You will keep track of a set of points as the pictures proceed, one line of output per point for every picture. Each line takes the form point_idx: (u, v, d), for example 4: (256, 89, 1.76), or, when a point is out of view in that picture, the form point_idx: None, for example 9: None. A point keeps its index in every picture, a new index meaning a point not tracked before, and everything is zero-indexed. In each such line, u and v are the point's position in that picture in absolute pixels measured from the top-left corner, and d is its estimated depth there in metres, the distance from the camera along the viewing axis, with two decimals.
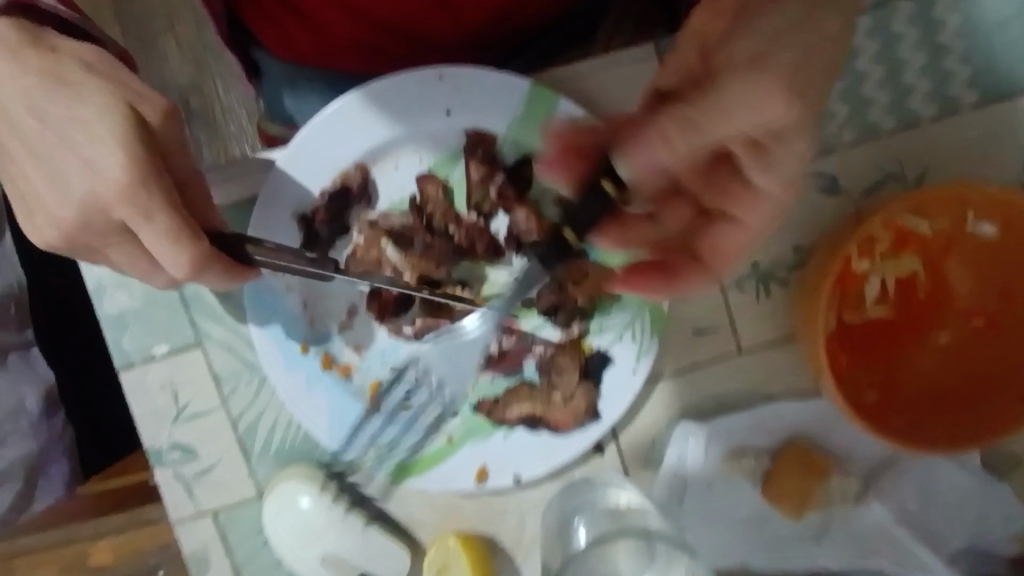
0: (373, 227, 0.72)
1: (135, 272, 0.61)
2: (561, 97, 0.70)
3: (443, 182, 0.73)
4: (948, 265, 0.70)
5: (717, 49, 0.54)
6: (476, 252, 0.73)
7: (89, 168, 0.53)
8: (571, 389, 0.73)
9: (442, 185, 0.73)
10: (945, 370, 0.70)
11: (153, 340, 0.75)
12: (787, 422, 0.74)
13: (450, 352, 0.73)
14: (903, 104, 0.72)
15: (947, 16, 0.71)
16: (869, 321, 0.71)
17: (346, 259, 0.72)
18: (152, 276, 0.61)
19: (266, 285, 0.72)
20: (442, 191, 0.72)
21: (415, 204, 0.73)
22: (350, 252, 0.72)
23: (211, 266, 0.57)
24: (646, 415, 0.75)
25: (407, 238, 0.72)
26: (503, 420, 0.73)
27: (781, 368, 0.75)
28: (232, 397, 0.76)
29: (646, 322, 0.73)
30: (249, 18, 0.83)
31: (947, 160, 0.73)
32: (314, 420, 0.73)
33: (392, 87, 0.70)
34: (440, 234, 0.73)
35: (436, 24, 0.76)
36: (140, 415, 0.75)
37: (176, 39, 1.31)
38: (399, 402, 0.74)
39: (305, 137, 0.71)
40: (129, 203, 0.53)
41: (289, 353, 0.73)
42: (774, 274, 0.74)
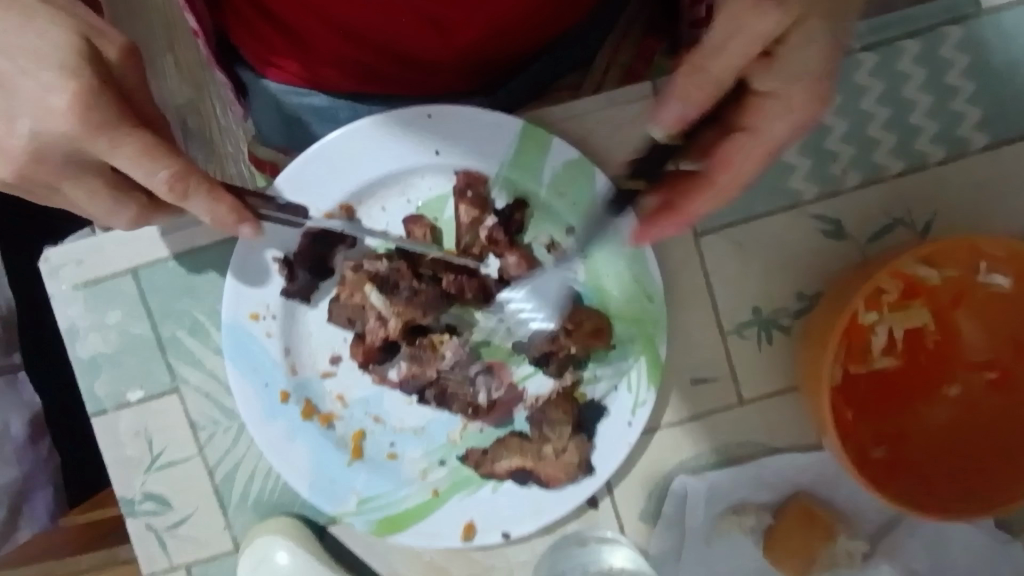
0: (357, 272, 0.70)
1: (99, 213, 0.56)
2: (554, 138, 0.67)
3: (431, 224, 0.70)
4: (959, 317, 0.66)
5: None
6: (465, 297, 0.70)
7: (40, 101, 0.47)
8: (563, 441, 0.69)
9: (430, 227, 0.70)
10: (955, 425, 0.67)
11: (127, 386, 0.72)
12: (789, 476, 0.70)
13: (436, 402, 0.71)
14: (911, 146, 0.69)
15: (957, 58, 0.69)
16: (875, 372, 0.68)
17: (330, 303, 0.70)
18: (119, 213, 0.56)
19: (244, 329, 0.69)
20: (430, 233, 0.70)
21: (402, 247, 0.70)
22: (334, 296, 0.70)
23: (196, 191, 0.53)
24: (641, 470, 0.72)
25: (393, 282, 0.69)
26: (492, 473, 0.70)
27: (784, 421, 0.71)
28: (208, 445, 0.72)
29: (642, 371, 0.69)
30: (235, 34, 0.81)
31: (955, 207, 0.70)
32: (291, 473, 0.69)
33: (378, 127, 0.67)
34: (428, 278, 0.70)
35: (426, 43, 0.73)
36: (112, 463, 0.72)
37: (174, 59, 1.21)
38: (383, 453, 0.71)
39: (284, 177, 0.67)
40: (90, 124, 0.47)
41: (267, 402, 0.69)
42: (776, 320, 0.71)
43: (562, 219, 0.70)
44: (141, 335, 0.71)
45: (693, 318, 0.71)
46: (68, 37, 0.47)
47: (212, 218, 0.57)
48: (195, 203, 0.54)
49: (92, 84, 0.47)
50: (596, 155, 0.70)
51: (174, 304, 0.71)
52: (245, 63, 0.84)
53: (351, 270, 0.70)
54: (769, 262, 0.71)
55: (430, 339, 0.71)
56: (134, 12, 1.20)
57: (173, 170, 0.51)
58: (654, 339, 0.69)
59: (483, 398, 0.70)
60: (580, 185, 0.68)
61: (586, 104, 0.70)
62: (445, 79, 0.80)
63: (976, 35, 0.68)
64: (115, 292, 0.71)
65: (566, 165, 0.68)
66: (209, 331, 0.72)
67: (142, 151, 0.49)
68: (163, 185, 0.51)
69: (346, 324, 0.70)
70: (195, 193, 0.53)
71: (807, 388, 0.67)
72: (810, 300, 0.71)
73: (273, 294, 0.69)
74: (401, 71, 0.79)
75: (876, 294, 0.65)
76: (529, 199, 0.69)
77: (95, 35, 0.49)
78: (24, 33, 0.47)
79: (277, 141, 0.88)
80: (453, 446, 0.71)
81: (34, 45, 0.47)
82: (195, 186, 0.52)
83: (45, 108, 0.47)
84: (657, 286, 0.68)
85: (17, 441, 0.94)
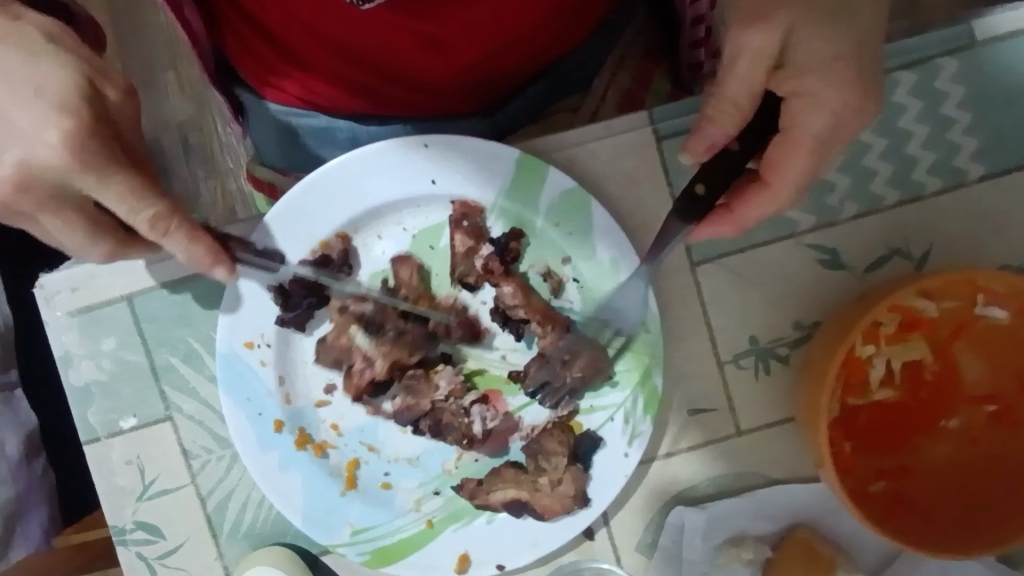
0: (344, 313, 0.70)
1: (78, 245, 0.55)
2: (550, 168, 0.67)
3: (418, 265, 0.70)
4: (958, 350, 0.66)
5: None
6: (453, 337, 0.70)
7: (32, 139, 0.47)
8: (559, 473, 0.68)
9: (417, 269, 0.70)
10: (955, 458, 0.67)
11: (120, 414, 0.71)
12: (787, 507, 0.70)
13: (431, 433, 0.70)
14: (908, 176, 0.69)
15: (953, 88, 0.69)
16: (874, 405, 0.67)
17: (317, 342, 0.70)
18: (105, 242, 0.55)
19: (237, 357, 0.68)
20: (417, 273, 0.69)
21: (389, 287, 0.70)
22: (324, 334, 0.70)
23: (175, 229, 0.54)
24: (637, 500, 0.71)
25: (379, 323, 0.70)
26: (487, 504, 0.69)
27: (782, 451, 0.71)
28: (201, 473, 0.71)
29: (639, 402, 0.69)
30: (233, 55, 0.81)
31: (953, 238, 0.70)
32: (284, 505, 0.68)
33: (374, 155, 0.67)
34: (414, 318, 0.70)
35: (424, 63, 0.74)
36: (103, 491, 0.71)
37: (177, 76, 1.22)
38: (377, 483, 0.70)
39: (281, 206, 0.67)
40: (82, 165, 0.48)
41: (260, 432, 0.69)
42: (774, 350, 0.71)
43: (558, 248, 0.70)
44: (135, 362, 0.71)
45: (690, 347, 0.71)
46: (62, 74, 0.48)
47: (188, 257, 0.58)
48: (175, 243, 0.55)
49: (85, 120, 0.48)
50: (592, 184, 0.70)
51: (169, 331, 0.71)
52: (243, 84, 0.84)
53: (336, 312, 0.70)
54: (767, 291, 0.70)
55: (421, 373, 0.71)
56: (138, 32, 1.21)
57: (156, 213, 0.53)
58: (651, 370, 0.68)
59: (478, 428, 0.70)
60: (577, 214, 0.68)
61: (582, 133, 0.70)
62: (443, 101, 0.80)
63: (974, 66, 0.68)
64: (110, 319, 0.71)
65: (562, 195, 0.68)
66: (203, 359, 0.71)
67: (131, 194, 0.51)
68: (145, 223, 0.53)
69: (333, 364, 0.70)
70: (173, 234, 0.55)
71: (804, 420, 0.66)
72: (808, 330, 0.71)
73: (268, 322, 0.69)
74: (399, 92, 0.79)
75: (873, 327, 0.65)
76: (525, 229, 0.70)
77: (90, 68, 0.49)
78: (18, 67, 0.47)
79: (276, 161, 0.88)
80: (448, 476, 0.70)
81: (29, 81, 0.47)
82: (178, 227, 0.54)
83: (37, 136, 0.47)
84: (654, 317, 0.68)
85: (11, 461, 0.93)
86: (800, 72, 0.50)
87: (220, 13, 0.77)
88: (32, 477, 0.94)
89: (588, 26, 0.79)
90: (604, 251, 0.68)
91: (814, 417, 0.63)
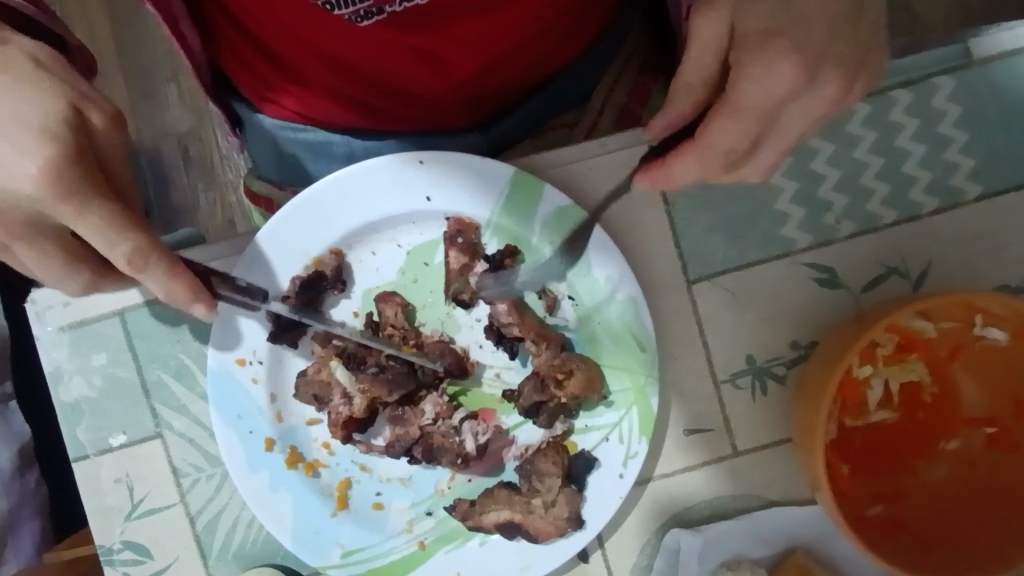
0: (326, 348, 0.69)
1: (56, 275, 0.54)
2: (545, 185, 0.67)
3: (402, 303, 0.69)
4: (957, 371, 0.65)
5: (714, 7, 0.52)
6: (439, 377, 0.69)
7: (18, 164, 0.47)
8: (553, 495, 0.67)
9: (401, 307, 0.69)
10: (954, 480, 0.66)
11: (110, 431, 0.70)
12: (784, 531, 0.69)
13: (425, 460, 0.68)
14: (904, 196, 0.69)
15: (949, 108, 0.69)
16: (872, 426, 0.66)
17: (295, 381, 0.69)
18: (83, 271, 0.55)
19: (228, 374, 0.68)
20: (402, 312, 0.69)
21: (373, 322, 0.70)
22: (301, 372, 0.70)
23: (154, 266, 0.51)
24: (633, 522, 0.70)
25: (360, 359, 0.70)
26: (479, 526, 0.67)
27: (779, 472, 0.70)
28: (190, 492, 0.70)
29: (634, 422, 0.68)
30: (230, 71, 0.81)
31: (951, 257, 0.69)
32: (273, 525, 0.67)
33: (369, 172, 0.67)
34: (398, 356, 0.71)
35: (421, 78, 0.74)
36: (91, 510, 0.70)
37: (178, 89, 1.22)
38: (369, 504, 0.69)
39: (274, 223, 0.67)
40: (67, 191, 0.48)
41: (250, 451, 0.68)
42: (770, 370, 0.70)
43: (554, 265, 0.69)
44: (127, 379, 0.70)
45: (686, 367, 0.70)
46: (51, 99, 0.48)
47: (166, 295, 0.54)
48: (154, 280, 0.52)
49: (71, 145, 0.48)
50: (588, 201, 0.70)
51: (161, 347, 0.70)
52: (241, 98, 0.84)
53: (319, 345, 0.69)
54: (764, 309, 0.70)
55: (410, 408, 0.70)
56: (139, 45, 1.21)
57: (134, 246, 0.50)
58: (646, 390, 0.67)
59: (471, 445, 0.68)
60: (572, 232, 0.67)
61: (578, 150, 0.70)
62: (440, 114, 0.80)
63: (970, 85, 0.68)
64: (101, 335, 0.70)
65: (558, 213, 0.67)
66: (195, 376, 0.71)
67: (107, 224, 0.49)
68: (122, 259, 0.50)
69: (311, 400, 0.69)
70: (153, 269, 0.51)
71: (800, 441, 0.66)
72: (805, 350, 0.70)
73: (260, 340, 0.68)
74: (397, 107, 0.79)
75: (870, 347, 0.65)
76: (520, 245, 0.69)
77: (72, 90, 0.50)
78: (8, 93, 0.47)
79: (272, 175, 0.88)
80: (440, 496, 0.70)
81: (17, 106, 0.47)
82: (157, 262, 0.51)
83: (23, 162, 0.47)
84: (649, 336, 0.67)
85: (3, 473, 0.93)
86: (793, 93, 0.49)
87: (218, 29, 0.77)
88: (24, 490, 0.94)
89: (584, 39, 0.79)
90: (599, 269, 0.68)
91: (811, 439, 0.62)
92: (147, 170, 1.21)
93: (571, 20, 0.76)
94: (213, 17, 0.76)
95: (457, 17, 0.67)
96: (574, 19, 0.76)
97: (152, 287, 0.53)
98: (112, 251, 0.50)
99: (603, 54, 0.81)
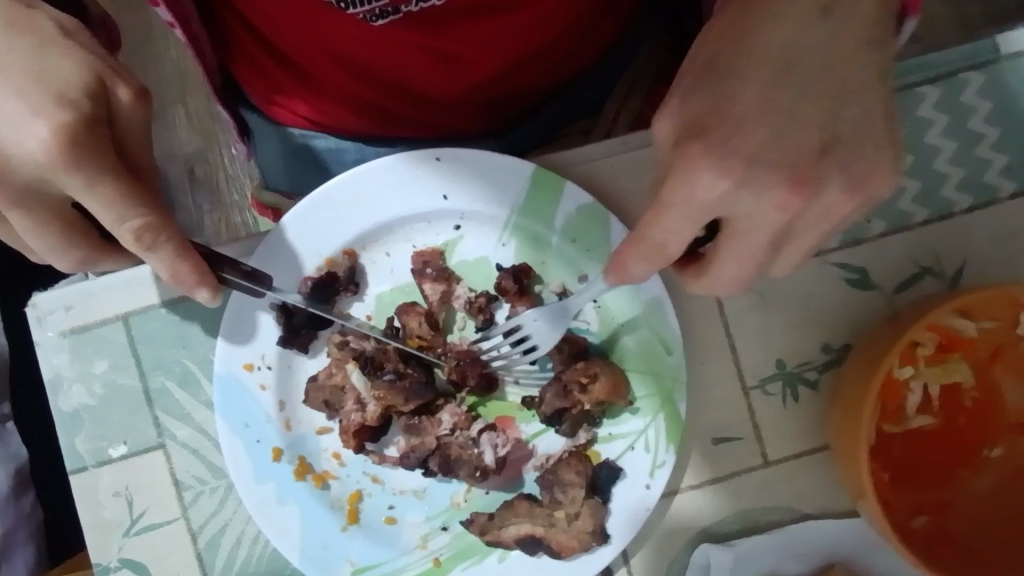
0: (343, 350, 0.67)
1: (38, 249, 0.54)
2: (566, 182, 0.65)
3: (426, 311, 0.67)
4: (998, 373, 0.62)
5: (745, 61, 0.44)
6: (468, 387, 0.65)
7: (16, 143, 0.46)
8: (576, 507, 0.63)
9: (425, 315, 0.67)
10: (1004, 491, 0.62)
11: (110, 441, 0.67)
12: (820, 546, 0.65)
13: (441, 473, 0.65)
14: (937, 194, 0.67)
15: (979, 104, 0.67)
16: (911, 433, 0.63)
17: (307, 384, 0.66)
18: (63, 254, 0.53)
19: (236, 379, 0.65)
20: (427, 322, 0.67)
21: (394, 329, 0.67)
22: (314, 376, 0.67)
23: (165, 244, 0.51)
24: (661, 536, 0.66)
25: (378, 363, 0.67)
26: (498, 541, 0.63)
27: (815, 484, 0.66)
28: (193, 506, 0.67)
29: (661, 430, 0.64)
30: (242, 77, 0.80)
31: (987, 257, 0.67)
32: (280, 541, 0.63)
33: (385, 169, 0.65)
34: (417, 363, 0.67)
35: (435, 80, 0.73)
36: (88, 526, 0.67)
37: (186, 108, 1.21)
38: (382, 518, 0.65)
39: (285, 223, 0.66)
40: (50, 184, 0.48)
41: (258, 461, 0.64)
42: (802, 375, 0.67)
43: (575, 267, 0.67)
44: (128, 386, 0.67)
45: (714, 372, 0.67)
46: (80, 83, 0.47)
47: (171, 275, 0.53)
48: (162, 256, 0.51)
49: (97, 140, 0.47)
50: (612, 204, 0.68)
51: (165, 353, 0.68)
52: (250, 105, 0.83)
53: (335, 347, 0.67)
54: (794, 313, 0.67)
55: (426, 417, 0.67)
56: (149, 64, 1.21)
57: (144, 223, 0.49)
58: (673, 395, 0.64)
59: (490, 458, 0.65)
60: (593, 229, 0.65)
61: (599, 147, 0.68)
62: (454, 119, 0.79)
63: (997, 81, 0.67)
64: (105, 341, 0.67)
65: (579, 211, 0.65)
66: (200, 383, 0.68)
67: (116, 199, 0.48)
68: (130, 234, 0.49)
69: (322, 406, 0.66)
70: (162, 247, 0.51)
71: (839, 451, 0.62)
72: (838, 354, 0.67)
73: (270, 343, 0.66)
74: (412, 111, 0.77)
75: (910, 348, 0.62)
76: (541, 245, 0.67)
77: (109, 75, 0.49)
78: (32, 82, 0.46)
79: (281, 184, 0.87)
80: (456, 510, 0.66)
81: (30, 95, 0.46)
82: (167, 240, 0.51)
83: (46, 151, 0.45)
84: (675, 337, 0.64)
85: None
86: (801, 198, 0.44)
87: (231, 35, 0.76)
88: (20, 513, 0.90)
89: (601, 43, 0.78)
90: None
91: (851, 445, 0.59)
92: None
93: (591, 23, 0.74)
94: (226, 22, 0.75)
95: (476, 17, 0.66)
96: (592, 23, 0.75)
97: (157, 264, 0.52)
98: (119, 226, 0.49)
99: (620, 58, 0.80)
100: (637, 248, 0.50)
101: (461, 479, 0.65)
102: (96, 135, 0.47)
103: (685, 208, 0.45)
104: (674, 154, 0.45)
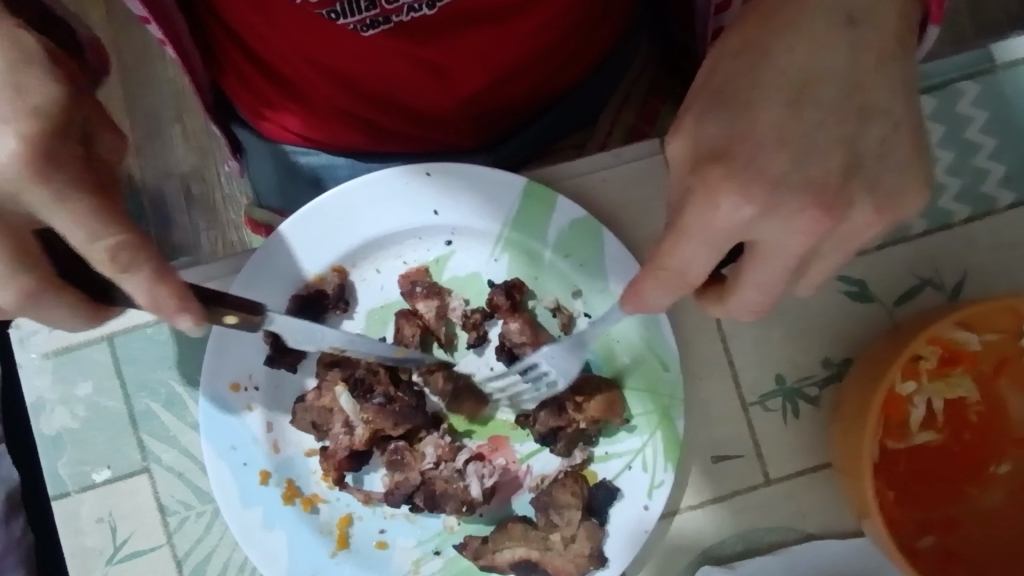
0: (331, 372, 0.65)
1: None
2: (558, 197, 0.64)
3: (423, 326, 0.65)
4: (1004, 386, 0.61)
5: (736, 71, 0.43)
6: (465, 400, 0.64)
7: None
8: (572, 530, 0.62)
9: (420, 328, 0.65)
10: (1012, 509, 0.60)
11: (92, 465, 0.65)
12: (825, 569, 0.63)
13: (427, 508, 0.63)
14: (934, 205, 0.66)
15: (974, 114, 0.66)
16: (915, 449, 0.61)
17: (295, 404, 0.65)
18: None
19: (222, 401, 0.63)
20: (420, 333, 0.65)
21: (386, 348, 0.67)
22: (301, 396, 0.65)
23: (140, 265, 0.46)
24: (660, 557, 0.64)
25: (368, 386, 0.66)
26: (492, 565, 0.62)
27: (818, 501, 0.64)
28: (178, 532, 0.65)
29: (659, 448, 0.63)
30: (232, 93, 0.79)
31: (987, 269, 0.66)
32: (266, 568, 0.61)
33: (373, 184, 0.64)
34: (406, 388, 0.66)
35: (426, 94, 0.72)
36: (69, 553, 0.64)
37: (182, 128, 1.20)
38: (372, 544, 0.63)
39: (272, 239, 0.64)
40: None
41: (244, 484, 0.62)
42: (802, 390, 0.66)
43: (567, 282, 0.66)
44: (112, 409, 0.66)
45: (713, 388, 0.66)
46: None
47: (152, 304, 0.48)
48: (141, 279, 0.46)
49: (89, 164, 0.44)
50: (605, 219, 0.67)
51: (150, 373, 0.66)
52: (241, 121, 0.82)
53: (324, 367, 0.65)
54: (793, 327, 0.66)
55: (408, 447, 0.66)
56: (146, 85, 1.21)
57: (123, 244, 0.45)
58: (670, 413, 0.63)
59: (476, 490, 0.63)
60: (586, 244, 0.64)
61: (588, 162, 0.67)
62: (446, 134, 0.78)
63: (992, 90, 0.67)
64: (89, 362, 0.66)
65: (571, 226, 0.64)
66: (186, 405, 0.67)
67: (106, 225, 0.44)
68: (103, 254, 0.45)
69: (310, 428, 0.64)
70: (139, 270, 0.46)
71: (842, 467, 0.60)
72: (839, 368, 0.65)
73: (258, 361, 0.64)
74: (403, 125, 0.76)
75: (912, 361, 0.61)
76: (534, 259, 0.66)
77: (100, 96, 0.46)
78: None
79: (274, 203, 0.87)
80: (449, 534, 0.64)
81: None
82: (147, 263, 0.46)
83: None
84: (672, 354, 0.63)
85: None
86: (803, 212, 0.42)
87: (223, 53, 0.75)
88: (9, 537, 0.87)
89: (595, 59, 0.77)
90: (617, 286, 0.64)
91: (856, 461, 0.57)
92: (148, 209, 1.17)
93: (583, 39, 0.74)
94: (217, 38, 0.75)
95: (466, 30, 0.66)
96: (585, 38, 0.75)
97: (134, 291, 0.47)
98: (93, 245, 0.44)
99: (613, 72, 0.80)
100: (656, 277, 0.48)
101: (449, 514, 0.63)
102: (94, 163, 0.45)
103: (712, 231, 0.43)
104: (691, 179, 0.43)
